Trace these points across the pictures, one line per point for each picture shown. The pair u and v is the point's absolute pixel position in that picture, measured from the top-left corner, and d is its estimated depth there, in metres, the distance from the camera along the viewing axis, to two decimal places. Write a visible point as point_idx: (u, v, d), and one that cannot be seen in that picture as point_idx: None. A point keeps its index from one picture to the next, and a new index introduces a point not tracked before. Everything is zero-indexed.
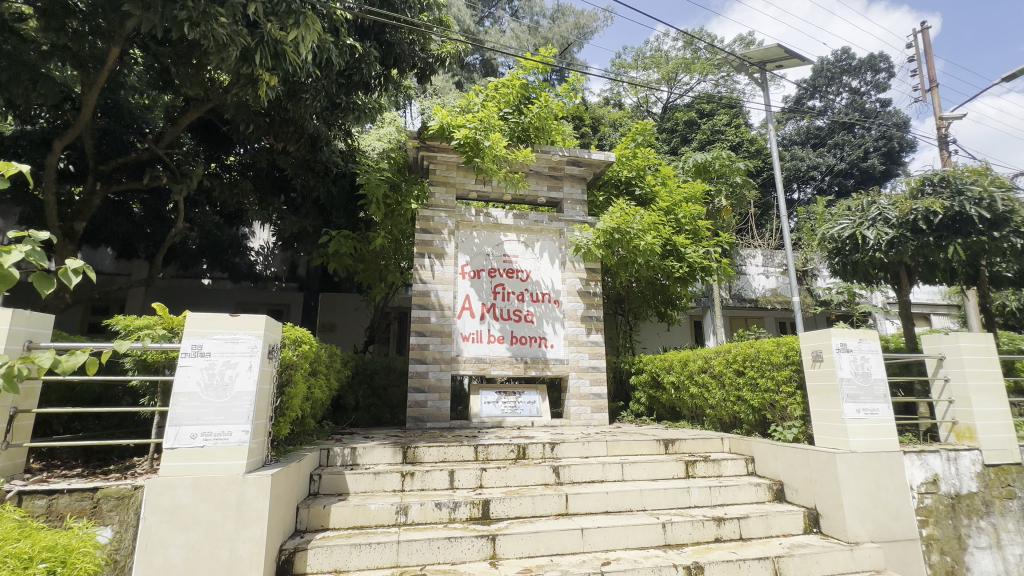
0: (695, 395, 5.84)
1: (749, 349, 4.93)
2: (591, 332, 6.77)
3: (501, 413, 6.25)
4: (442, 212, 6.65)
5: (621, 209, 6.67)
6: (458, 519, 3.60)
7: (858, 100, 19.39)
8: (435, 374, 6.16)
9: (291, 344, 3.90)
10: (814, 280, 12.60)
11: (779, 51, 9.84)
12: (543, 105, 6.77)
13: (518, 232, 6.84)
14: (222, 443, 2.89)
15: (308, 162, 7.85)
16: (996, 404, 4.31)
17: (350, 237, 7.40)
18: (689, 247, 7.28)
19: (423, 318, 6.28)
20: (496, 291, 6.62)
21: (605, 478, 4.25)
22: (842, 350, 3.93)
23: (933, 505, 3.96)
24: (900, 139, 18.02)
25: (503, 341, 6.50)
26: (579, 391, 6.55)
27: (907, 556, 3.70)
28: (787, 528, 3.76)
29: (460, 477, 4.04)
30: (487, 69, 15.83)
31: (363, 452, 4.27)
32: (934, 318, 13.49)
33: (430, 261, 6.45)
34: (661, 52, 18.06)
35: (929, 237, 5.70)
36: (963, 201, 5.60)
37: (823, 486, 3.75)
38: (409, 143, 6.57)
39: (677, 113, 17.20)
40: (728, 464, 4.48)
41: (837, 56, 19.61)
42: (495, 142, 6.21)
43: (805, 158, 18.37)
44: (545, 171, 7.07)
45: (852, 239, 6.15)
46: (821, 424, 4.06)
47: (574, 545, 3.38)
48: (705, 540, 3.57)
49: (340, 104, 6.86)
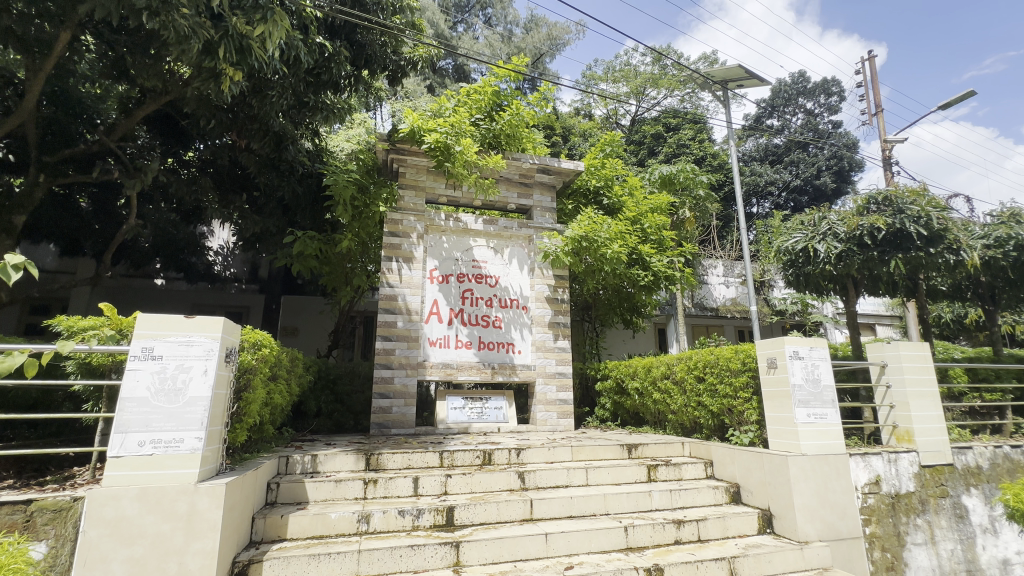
0: (657, 400, 5.98)
1: (709, 356, 5.10)
2: (558, 338, 6.84)
3: (467, 419, 6.22)
4: (411, 215, 6.58)
5: (589, 218, 6.81)
6: (421, 527, 3.54)
7: (812, 120, 20.47)
8: (401, 380, 6.08)
9: (250, 347, 3.78)
10: (770, 291, 13.21)
11: (740, 71, 10.30)
12: (514, 113, 6.84)
13: (487, 238, 6.85)
14: (173, 451, 2.75)
15: (272, 161, 7.69)
16: (931, 409, 4.62)
17: (317, 240, 7.27)
18: (654, 256, 7.51)
19: (390, 323, 6.18)
20: (464, 296, 6.61)
21: (570, 482, 4.28)
22: (794, 357, 4.12)
23: (875, 505, 4.19)
24: (849, 159, 19.13)
25: (471, 346, 6.48)
26: (546, 397, 6.59)
27: (852, 554, 3.89)
28: (742, 529, 3.90)
29: (424, 483, 3.98)
30: (460, 75, 15.94)
31: (323, 459, 4.16)
32: (878, 327, 14.34)
33: (398, 264, 6.39)
34: (631, 66, 18.53)
35: (873, 252, 6.08)
36: (903, 218, 6.02)
37: (776, 487, 3.91)
38: (379, 145, 6.50)
39: (645, 126, 17.79)
40: (688, 468, 4.60)
41: (794, 79, 20.66)
42: (466, 148, 6.22)
43: (762, 173, 19.26)
44: (515, 178, 7.14)
45: (804, 252, 6.49)
46: (775, 428, 4.23)
47: (538, 550, 3.39)
48: (665, 543, 3.65)
49: (308, 103, 6.74)
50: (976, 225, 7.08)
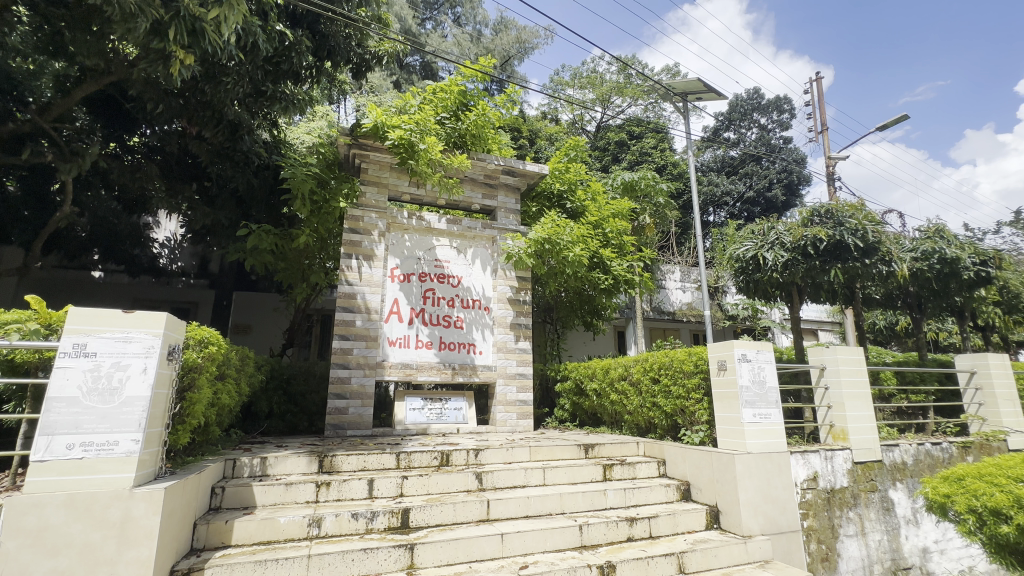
0: (615, 401, 6.12)
1: (665, 358, 5.26)
2: (519, 339, 6.88)
3: (426, 420, 6.16)
4: (372, 212, 6.45)
5: (552, 221, 6.88)
6: (375, 530, 3.47)
7: (765, 135, 21.53)
8: (358, 380, 5.94)
9: (195, 345, 3.61)
10: (723, 296, 13.81)
11: (699, 84, 10.71)
12: (480, 113, 6.83)
13: (450, 238, 6.81)
14: (107, 454, 2.58)
15: (226, 151, 7.36)
16: (864, 409, 4.94)
17: (273, 234, 7.02)
18: (615, 260, 7.69)
19: (348, 322, 6.03)
20: (425, 296, 6.54)
21: (527, 483, 4.31)
22: (742, 360, 4.32)
23: (812, 499, 4.45)
24: (798, 173, 20.23)
25: (431, 346, 6.42)
26: (505, 398, 6.61)
27: (791, 546, 4.11)
28: (691, 525, 4.04)
29: (379, 486, 3.91)
30: (427, 72, 15.81)
31: (274, 462, 4.02)
32: (821, 333, 15.23)
33: (358, 262, 6.24)
34: (597, 73, 18.89)
35: (816, 261, 6.45)
36: (843, 231, 6.42)
37: (723, 484, 4.09)
38: (341, 140, 6.35)
39: (610, 133, 18.24)
40: (642, 467, 4.73)
41: (749, 94, 21.67)
42: (430, 146, 6.15)
43: (719, 184, 20.09)
44: (480, 178, 7.14)
45: (754, 260, 6.82)
46: (724, 427, 4.41)
47: (494, 550, 3.39)
48: (618, 540, 3.74)
49: (266, 92, 6.49)
50: (906, 239, 7.65)
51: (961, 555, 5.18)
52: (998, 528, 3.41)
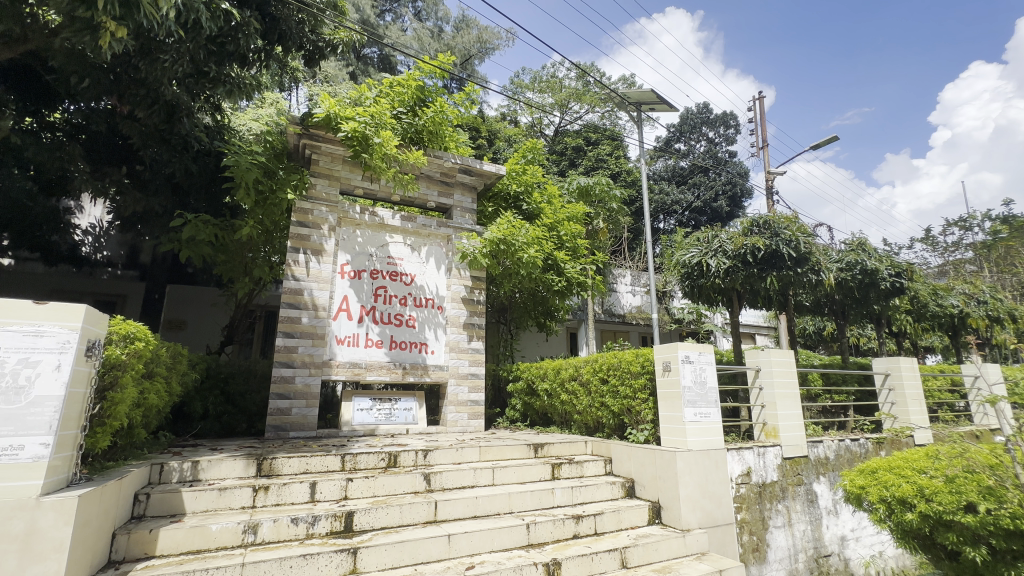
0: (565, 401, 6.22)
1: (613, 359, 5.40)
2: (472, 339, 6.85)
3: (375, 421, 6.01)
4: (323, 205, 6.22)
5: (508, 222, 6.91)
6: (316, 535, 3.34)
7: (713, 148, 22.63)
8: (303, 380, 5.70)
9: (119, 341, 3.35)
10: (670, 300, 14.39)
11: (653, 95, 11.10)
12: (438, 110, 6.75)
13: (405, 235, 6.69)
14: (9, 459, 2.33)
15: (161, 133, 6.87)
16: (793, 408, 5.29)
17: (213, 225, 6.63)
18: (568, 263, 7.82)
19: (294, 319, 5.79)
20: (377, 294, 6.38)
21: (476, 483, 4.29)
22: (685, 361, 4.52)
23: (746, 493, 4.71)
24: (741, 186, 21.40)
25: (382, 345, 6.28)
26: (457, 398, 6.57)
27: (726, 538, 4.33)
28: (634, 521, 4.17)
29: (322, 488, 3.77)
30: (385, 65, 15.50)
31: (206, 466, 3.79)
32: (758, 337, 16.19)
33: (306, 256, 6.00)
34: (557, 78, 19.14)
35: (754, 269, 6.84)
36: (779, 241, 6.84)
37: (665, 481, 4.25)
38: (290, 129, 6.08)
39: (568, 138, 18.62)
40: (589, 465, 4.84)
41: (699, 108, 22.71)
42: (385, 140, 6.00)
43: (669, 193, 20.93)
44: (436, 175, 7.05)
45: (699, 266, 7.16)
46: (667, 427, 4.57)
47: (440, 552, 3.35)
48: (564, 538, 3.80)
49: (208, 74, 6.11)
50: (833, 250, 8.28)
51: (874, 541, 5.65)
52: (904, 516, 3.75)
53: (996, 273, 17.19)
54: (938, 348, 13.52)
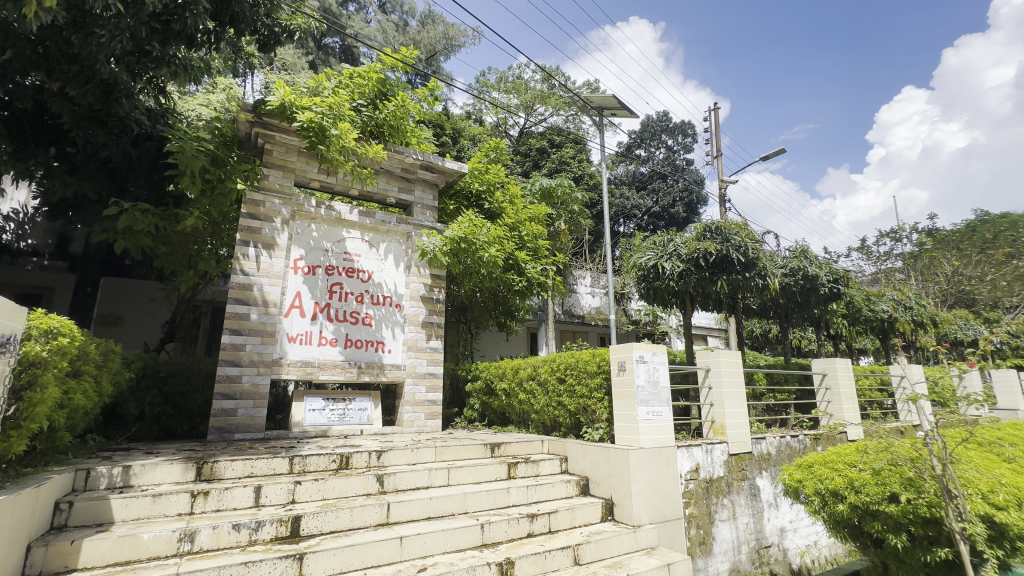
0: (523, 400, 6.25)
1: (571, 359, 5.47)
2: (431, 338, 6.76)
3: (327, 421, 5.82)
4: (275, 197, 5.96)
5: (469, 220, 6.87)
6: (260, 541, 3.19)
7: (672, 155, 23.38)
8: (250, 379, 5.44)
9: (39, 337, 3.07)
10: (628, 302, 14.76)
11: (615, 101, 11.32)
12: (399, 104, 6.63)
13: (362, 230, 6.52)
14: None
15: (96, 114, 6.37)
16: (739, 407, 5.53)
17: (154, 215, 6.22)
18: (529, 263, 7.85)
19: (241, 315, 5.51)
20: (332, 290, 6.18)
21: (431, 484, 4.23)
22: (639, 361, 4.63)
23: (694, 489, 4.88)
24: (697, 193, 22.22)
25: (336, 343, 6.09)
26: (414, 397, 6.46)
27: (674, 533, 4.46)
28: (588, 518, 4.24)
29: (268, 493, 3.61)
30: (347, 56, 15.11)
31: (139, 471, 3.56)
32: (709, 338, 16.87)
33: (256, 250, 5.73)
34: (522, 80, 19.19)
35: (706, 272, 7.11)
36: (729, 246, 7.13)
37: (617, 478, 4.34)
38: (241, 116, 5.80)
39: (532, 139, 18.75)
40: (545, 464, 4.87)
41: (659, 116, 23.40)
42: (343, 132, 5.83)
43: (629, 197, 21.47)
44: (397, 171, 6.91)
45: (654, 269, 7.38)
46: (621, 425, 4.67)
47: (391, 555, 3.27)
48: (518, 537, 3.81)
49: (151, 53, 5.74)
50: (779, 257, 8.72)
51: (809, 532, 6.00)
52: (836, 507, 3.99)
53: (922, 281, 18.70)
54: (870, 350, 14.54)
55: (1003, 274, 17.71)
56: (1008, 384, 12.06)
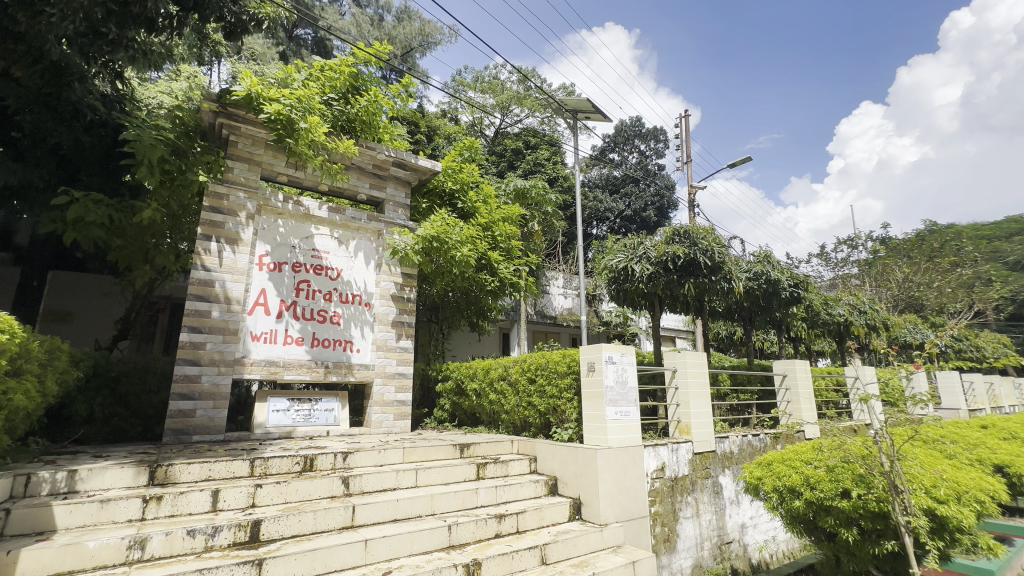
0: (493, 400, 6.24)
1: (541, 359, 5.50)
2: (401, 338, 6.67)
3: (292, 422, 5.66)
4: (240, 191, 5.76)
5: (442, 219, 6.83)
6: (216, 547, 3.07)
7: (644, 160, 23.82)
8: (210, 379, 5.23)
9: None
10: (600, 303, 14.96)
11: (589, 104, 11.45)
12: (372, 100, 6.51)
13: (332, 227, 6.38)
14: None
15: (45, 98, 6.02)
16: (704, 407, 5.68)
17: (108, 206, 5.91)
18: (502, 263, 7.84)
19: (202, 312, 5.29)
20: (298, 288, 6.02)
21: (398, 485, 4.17)
22: (608, 362, 4.69)
23: (660, 488, 4.98)
24: (668, 198, 22.72)
25: (302, 342, 5.94)
26: (383, 398, 6.36)
27: (640, 531, 4.53)
28: (555, 518, 4.26)
29: (226, 497, 3.48)
30: (320, 48, 14.79)
31: (86, 476, 3.37)
32: (677, 340, 17.28)
33: (218, 245, 5.52)
34: (499, 80, 19.18)
35: (674, 275, 7.27)
36: (697, 250, 7.32)
37: (585, 478, 4.39)
38: (205, 105, 5.58)
39: (507, 140, 18.77)
40: (514, 464, 4.88)
41: (632, 121, 23.81)
42: (313, 126, 5.68)
43: (602, 200, 21.76)
44: (368, 167, 6.79)
45: (625, 271, 7.50)
46: (590, 425, 4.71)
47: (356, 559, 3.20)
48: (486, 537, 3.80)
49: (107, 36, 5.46)
50: (744, 261, 9.00)
51: (768, 527, 6.22)
52: (793, 503, 4.14)
53: (875, 287, 19.67)
54: (828, 352, 15.18)
55: (948, 281, 18.79)
56: (951, 384, 12.80)
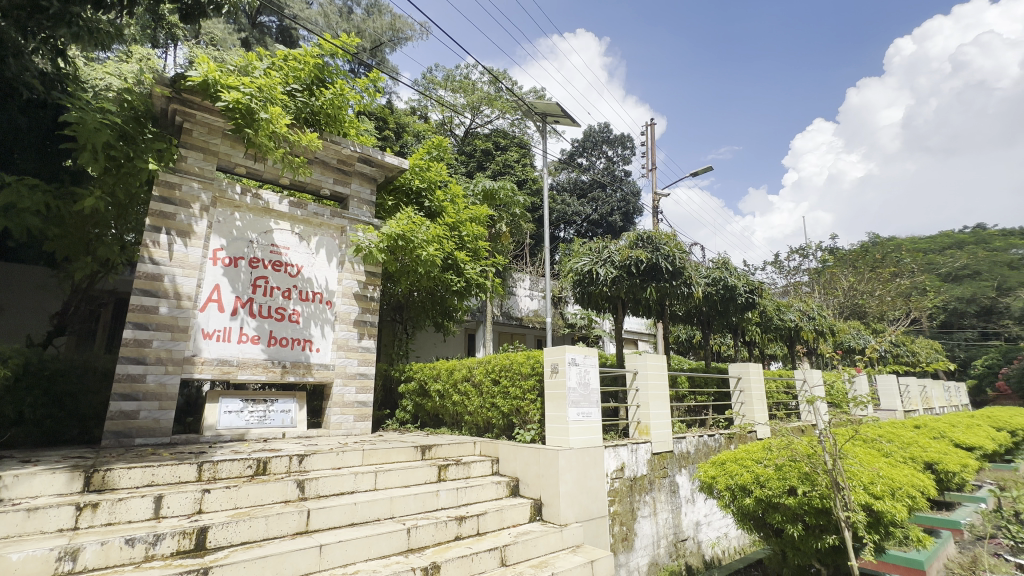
0: (457, 401, 6.20)
1: (505, 361, 5.50)
2: (363, 337, 6.53)
3: (245, 424, 5.44)
4: (194, 181, 5.49)
5: (408, 217, 6.74)
6: (158, 557, 2.90)
7: (612, 166, 24.28)
8: (156, 378, 4.95)
9: None
10: (565, 306, 15.14)
11: (558, 108, 11.57)
12: (338, 93, 6.35)
13: (292, 222, 6.17)
14: None
15: None
16: (662, 408, 5.82)
17: (45, 192, 5.51)
18: (468, 264, 7.79)
19: (149, 308, 5.00)
20: (255, 285, 5.80)
21: (356, 488, 4.07)
22: (571, 363, 4.74)
23: (619, 487, 5.07)
24: (633, 204, 23.24)
25: (258, 341, 5.72)
26: (343, 399, 6.20)
27: (599, 530, 4.60)
28: (516, 519, 4.27)
29: (170, 503, 3.30)
30: (285, 38, 14.35)
31: (12, 483, 3.12)
32: (640, 342, 17.71)
33: (169, 237, 5.23)
34: (469, 80, 19.13)
35: (636, 279, 7.44)
36: (659, 255, 7.51)
37: (546, 479, 4.42)
38: (157, 90, 5.29)
39: (477, 140, 18.73)
40: (476, 466, 4.86)
41: (601, 127, 24.25)
42: (274, 117, 5.48)
43: (570, 204, 22.04)
44: (332, 162, 6.61)
45: (589, 274, 7.62)
46: (552, 426, 4.74)
47: (309, 565, 3.09)
48: (445, 540, 3.75)
49: (48, 10, 5.09)
50: (704, 267, 9.30)
51: (721, 524, 6.44)
52: (743, 500, 4.31)
53: (823, 295, 20.75)
54: (779, 356, 15.90)
55: (888, 290, 20.04)
56: (889, 387, 13.67)
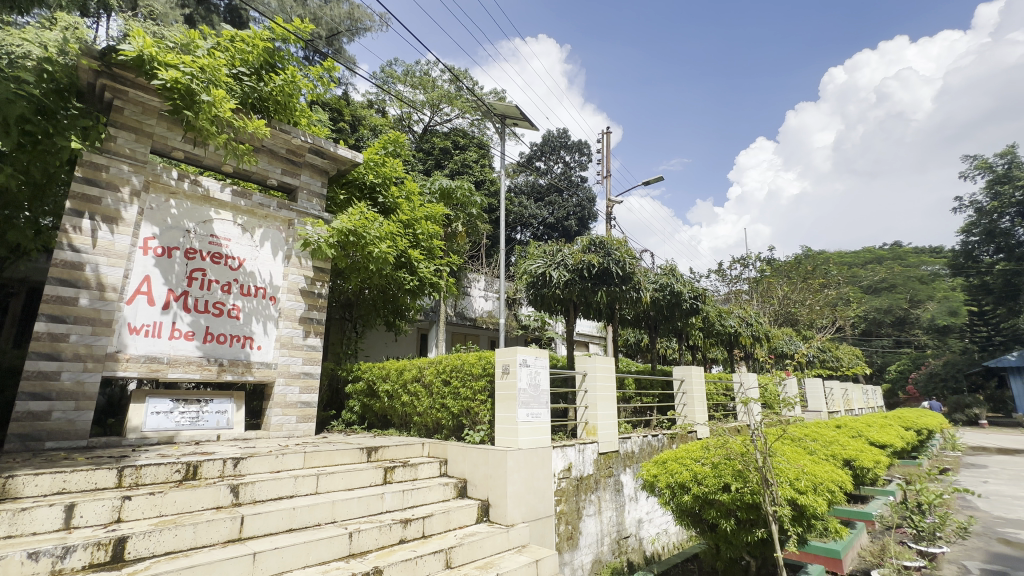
0: (406, 402, 6.09)
1: (456, 361, 5.46)
2: (309, 335, 6.28)
3: (175, 426, 5.08)
4: (124, 163, 5.07)
5: (361, 213, 6.57)
6: (66, 571, 2.65)
7: (568, 171, 24.72)
8: (72, 376, 4.53)
9: None
10: (519, 307, 15.27)
11: (517, 111, 11.66)
12: (289, 79, 6.08)
13: (235, 212, 5.85)
14: None
15: None
16: (609, 409, 5.98)
17: None
18: (422, 262, 7.67)
19: (66, 299, 4.56)
20: (191, 277, 5.45)
21: (296, 493, 3.90)
22: (522, 365, 4.77)
23: (565, 487, 5.15)
24: (588, 209, 23.77)
25: (192, 337, 5.37)
26: (285, 399, 5.93)
27: (545, 530, 4.65)
28: (462, 521, 4.24)
29: (84, 512, 3.03)
30: (234, 18, 13.61)
31: None
32: (590, 345, 18.13)
33: (92, 223, 4.79)
34: (429, 77, 18.91)
35: (588, 283, 7.61)
36: (610, 260, 7.72)
37: (494, 479, 4.42)
38: (83, 62, 4.86)
39: (436, 138, 18.54)
40: (423, 468, 4.78)
41: (559, 133, 24.64)
42: (217, 100, 5.17)
43: (527, 207, 22.25)
44: (281, 151, 6.32)
45: (543, 277, 7.71)
46: (502, 427, 4.75)
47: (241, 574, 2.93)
48: (389, 544, 3.67)
49: None
50: (653, 273, 9.64)
51: (661, 521, 6.69)
52: (682, 497, 4.51)
53: (761, 302, 22.09)
54: (720, 360, 16.77)
55: (817, 300, 21.62)
56: (815, 390, 14.74)
